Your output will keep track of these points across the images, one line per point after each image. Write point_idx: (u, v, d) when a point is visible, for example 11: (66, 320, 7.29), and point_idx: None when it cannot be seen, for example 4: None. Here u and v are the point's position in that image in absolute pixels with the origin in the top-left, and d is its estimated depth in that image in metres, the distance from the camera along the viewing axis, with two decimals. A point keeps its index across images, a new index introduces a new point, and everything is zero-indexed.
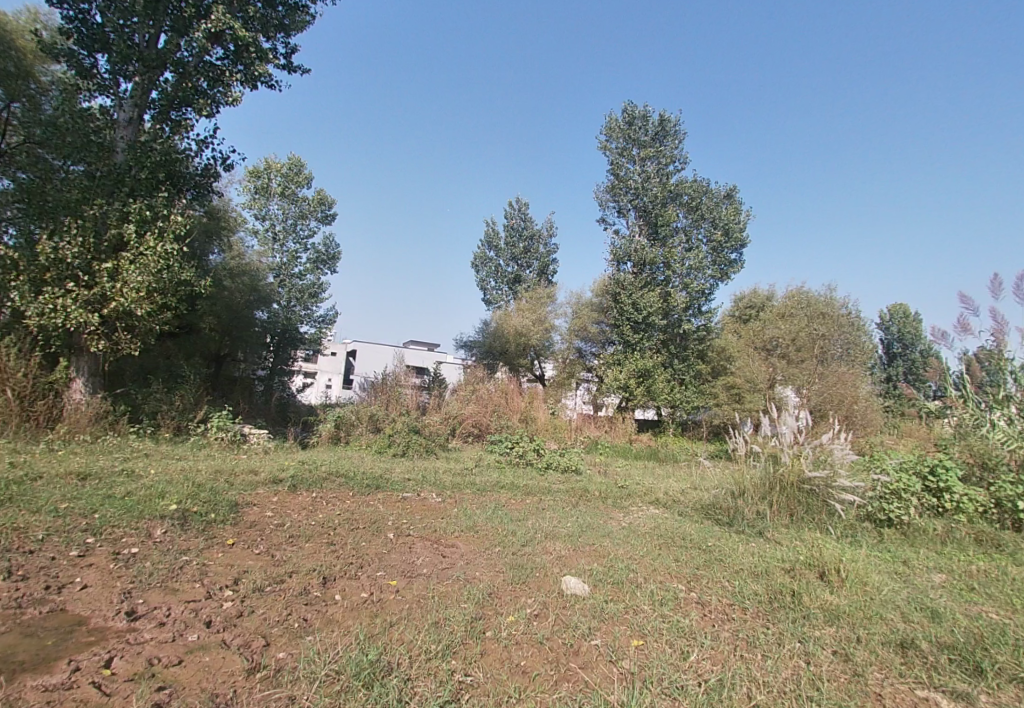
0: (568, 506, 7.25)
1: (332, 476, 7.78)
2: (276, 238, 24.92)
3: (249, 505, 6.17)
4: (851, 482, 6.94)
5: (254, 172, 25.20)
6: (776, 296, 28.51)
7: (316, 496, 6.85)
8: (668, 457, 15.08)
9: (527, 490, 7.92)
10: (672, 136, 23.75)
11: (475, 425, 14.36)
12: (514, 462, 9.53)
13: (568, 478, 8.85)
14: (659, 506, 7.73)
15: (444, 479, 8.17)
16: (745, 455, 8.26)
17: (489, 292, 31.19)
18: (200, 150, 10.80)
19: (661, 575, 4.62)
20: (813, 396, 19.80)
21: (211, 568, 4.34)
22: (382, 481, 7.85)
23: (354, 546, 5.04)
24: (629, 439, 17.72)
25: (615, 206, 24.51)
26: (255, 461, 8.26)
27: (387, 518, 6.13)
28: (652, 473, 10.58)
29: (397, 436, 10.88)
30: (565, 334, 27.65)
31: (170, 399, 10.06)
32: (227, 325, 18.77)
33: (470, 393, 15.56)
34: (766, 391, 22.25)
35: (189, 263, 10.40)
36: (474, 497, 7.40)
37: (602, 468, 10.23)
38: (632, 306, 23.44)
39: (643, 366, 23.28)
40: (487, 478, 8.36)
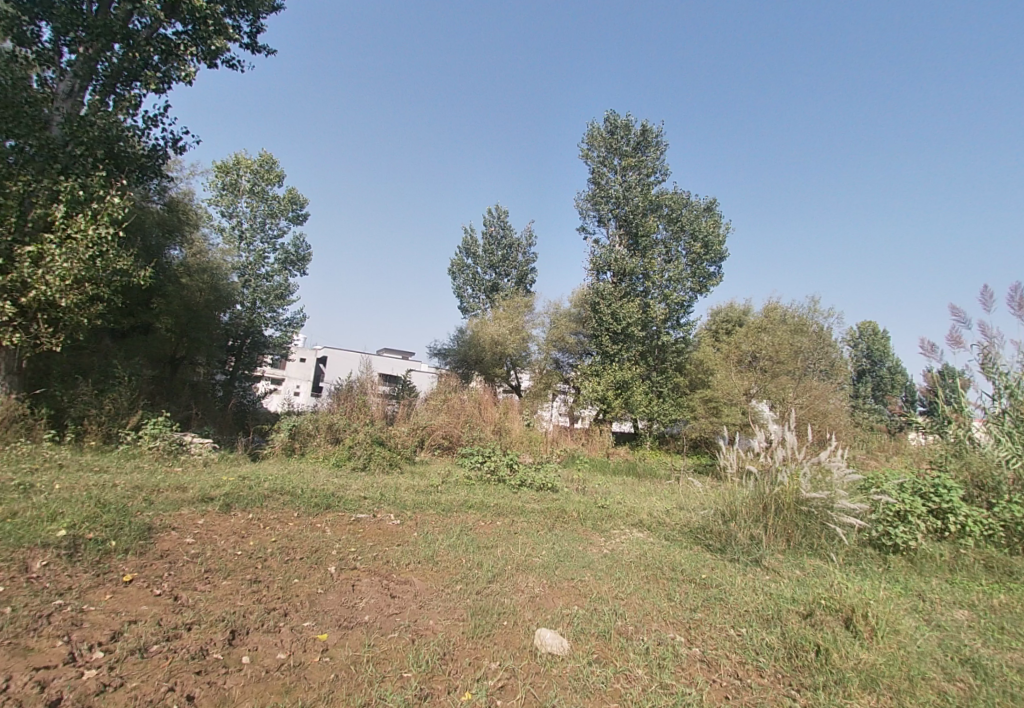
0: (543, 531, 6.43)
1: (276, 493, 6.83)
2: (242, 237, 23.66)
3: (166, 530, 5.21)
4: (853, 504, 6.32)
5: (222, 168, 23.98)
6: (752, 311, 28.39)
7: (253, 518, 5.91)
8: (647, 472, 14.40)
9: (498, 509, 7.11)
10: (654, 146, 23.38)
11: (445, 437, 13.13)
12: (485, 479, 8.66)
13: (543, 496, 8.04)
14: (643, 529, 6.99)
15: (405, 497, 7.29)
16: (737, 473, 7.60)
17: (466, 299, 30.34)
18: (148, 129, 9.77)
19: (654, 622, 3.84)
20: (792, 409, 19.51)
21: (88, 619, 3.41)
22: (336, 499, 6.91)
23: (283, 584, 4.13)
24: (606, 452, 17.03)
25: (596, 215, 24.07)
26: (188, 475, 7.24)
27: (332, 546, 5.22)
28: (634, 491, 9.85)
29: (357, 448, 9.94)
30: (542, 344, 27.00)
31: (101, 402, 8.96)
32: (183, 326, 17.46)
33: (441, 402, 14.67)
34: (741, 404, 21.96)
35: (127, 251, 9.35)
36: (437, 518, 6.54)
37: (580, 485, 9.46)
38: (611, 315, 22.97)
39: (621, 378, 22.79)
40: (454, 496, 7.49)
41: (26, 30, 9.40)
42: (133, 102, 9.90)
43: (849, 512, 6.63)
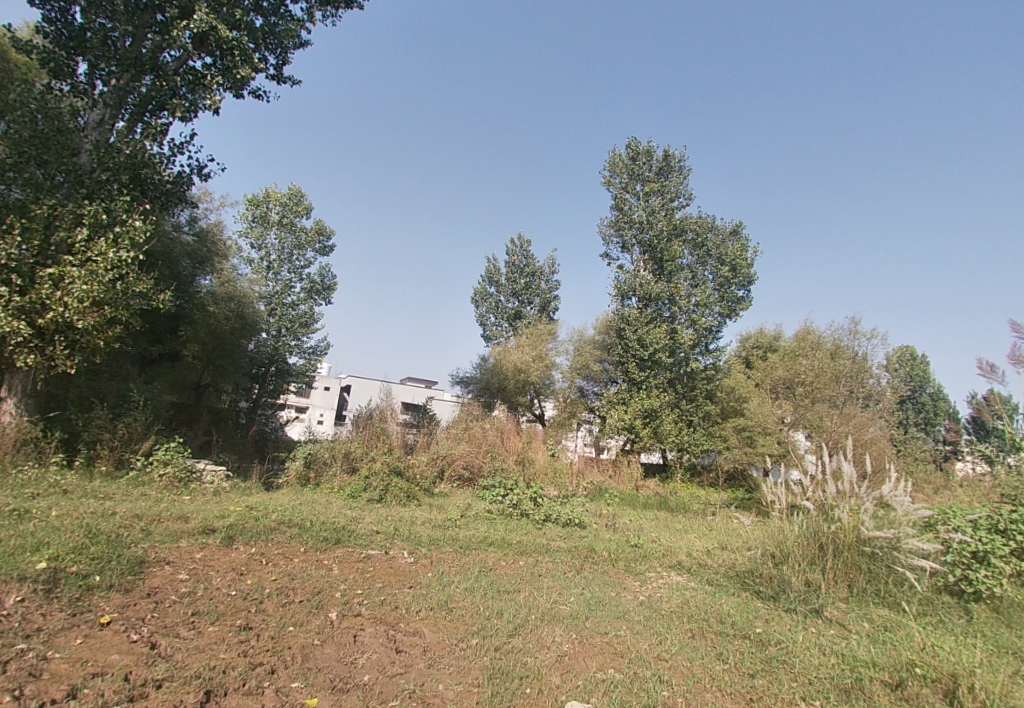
0: (571, 573, 5.80)
1: (283, 525, 6.38)
2: (270, 266, 23.93)
3: (159, 564, 4.79)
4: (924, 545, 5.56)
5: (253, 200, 24.42)
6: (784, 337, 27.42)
7: (255, 553, 5.47)
8: (680, 506, 13.55)
9: (521, 547, 6.51)
10: (677, 171, 23.13)
11: (466, 468, 12.61)
12: (507, 514, 8.05)
13: (570, 533, 7.40)
14: (682, 572, 6.30)
15: (421, 532, 6.77)
16: (786, 509, 6.87)
17: (489, 327, 30.07)
18: (173, 155, 9.84)
19: (707, 694, 3.21)
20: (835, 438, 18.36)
21: (49, 669, 2.98)
22: (347, 534, 6.41)
23: (275, 633, 3.64)
24: (635, 485, 16.18)
25: (619, 241, 23.68)
26: (194, 504, 6.85)
27: (337, 587, 4.72)
28: (669, 527, 9.08)
29: (373, 479, 9.48)
30: (566, 372, 26.43)
31: (114, 426, 8.73)
32: (209, 352, 17.43)
33: (462, 430, 14.18)
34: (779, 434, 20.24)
35: (146, 275, 9.29)
36: (454, 557, 5.99)
37: (610, 520, 8.75)
38: (637, 341, 22.28)
39: (649, 406, 21.98)
40: (472, 532, 6.93)
41: (63, 64, 9.68)
42: (159, 130, 10.03)
43: (919, 553, 5.86)
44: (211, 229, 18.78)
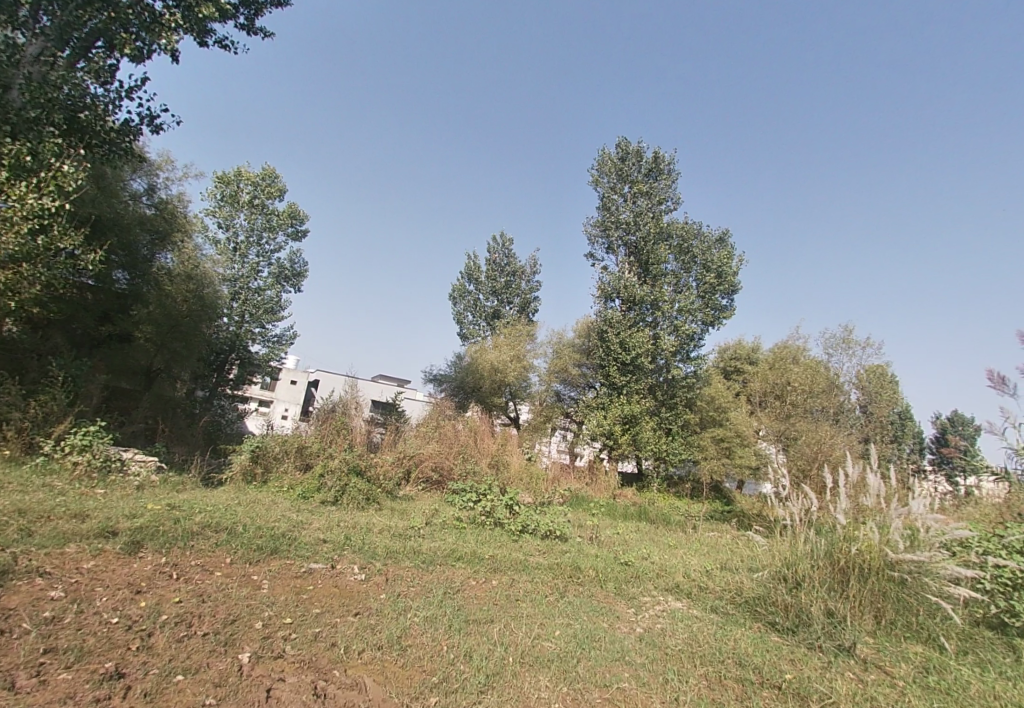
0: (554, 598, 4.87)
1: (209, 531, 5.27)
2: (236, 248, 22.38)
3: (30, 576, 3.70)
4: (964, 574, 4.85)
5: (222, 178, 22.96)
6: (762, 350, 27.11)
7: (166, 565, 4.42)
8: (659, 517, 12.75)
9: (494, 564, 5.54)
10: (666, 175, 22.51)
11: (434, 470, 11.50)
12: (477, 523, 7.06)
13: (552, 547, 6.44)
14: (681, 597, 5.43)
15: (376, 542, 5.74)
16: (800, 525, 6.12)
17: (465, 326, 29.00)
18: (120, 100, 8.68)
19: None
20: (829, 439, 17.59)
21: None
22: (289, 544, 5.35)
23: (150, 688, 2.68)
24: (612, 493, 15.35)
25: (605, 242, 22.97)
26: (103, 501, 5.69)
27: (263, 610, 3.78)
28: (656, 542, 8.20)
29: (329, 478, 8.41)
30: (544, 375, 25.60)
31: (25, 405, 7.48)
32: (167, 333, 16.07)
33: (432, 430, 13.13)
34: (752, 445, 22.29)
35: (77, 231, 8.09)
36: (416, 574, 5.01)
37: (592, 533, 7.81)
38: (620, 345, 21.55)
39: (629, 413, 21.22)
40: (437, 544, 5.91)
41: None
42: (104, 70, 8.81)
43: (952, 581, 5.16)
44: (176, 205, 17.45)
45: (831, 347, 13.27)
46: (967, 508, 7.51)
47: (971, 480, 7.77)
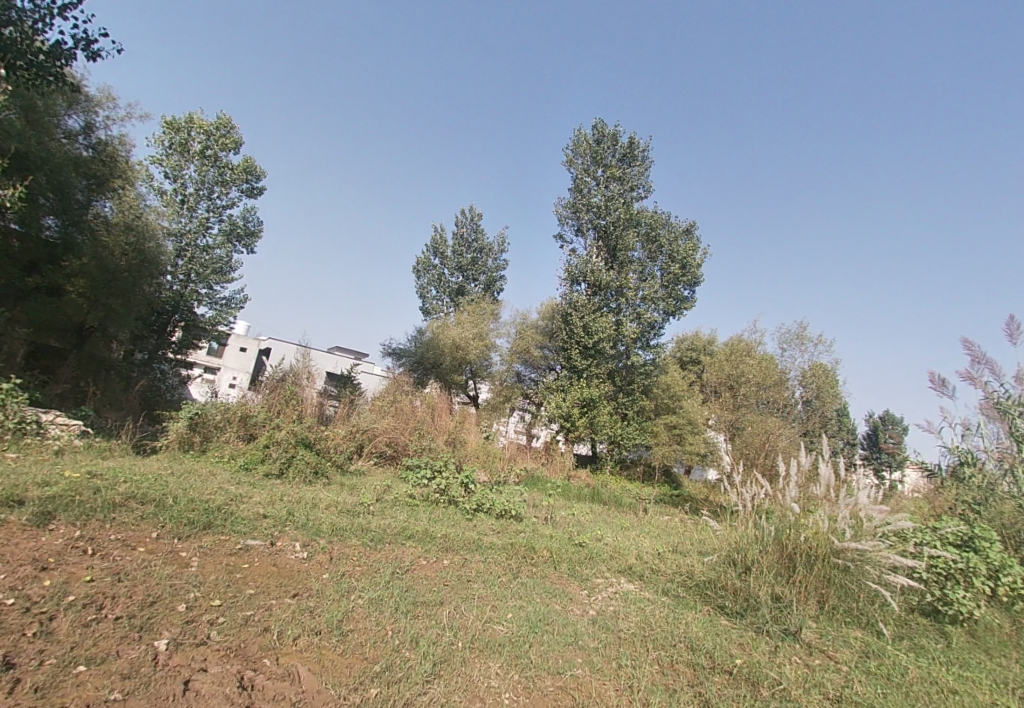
0: (506, 579, 4.69)
1: (133, 502, 4.83)
2: (185, 202, 20.96)
3: None
4: (908, 562, 4.96)
5: (171, 126, 21.35)
6: (718, 342, 27.73)
7: (79, 540, 4.03)
8: (612, 500, 12.86)
9: (446, 543, 5.31)
10: (639, 161, 22.38)
11: (388, 445, 11.14)
12: (430, 501, 6.81)
13: (506, 527, 6.27)
14: (633, 579, 5.36)
15: (321, 518, 5.40)
16: (753, 511, 6.16)
17: (428, 301, 28.39)
18: (50, 18, 7.71)
19: None
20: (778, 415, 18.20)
21: None
22: (224, 519, 4.97)
23: (43, 683, 2.36)
24: (567, 475, 15.41)
25: (575, 224, 22.79)
26: (12, 466, 5.14)
27: (190, 590, 3.45)
28: (609, 524, 8.17)
29: (275, 450, 7.97)
30: (505, 355, 25.40)
31: None
32: (104, 289, 14.89)
33: (388, 404, 12.74)
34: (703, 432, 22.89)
35: None
36: (361, 553, 4.73)
37: (548, 513, 7.70)
38: (583, 329, 21.54)
39: (588, 396, 21.33)
40: (386, 522, 5.63)
41: None
42: None
43: (893, 568, 5.28)
44: (119, 150, 16.12)
45: (787, 340, 13.56)
46: (906, 499, 7.80)
47: (911, 473, 8.06)
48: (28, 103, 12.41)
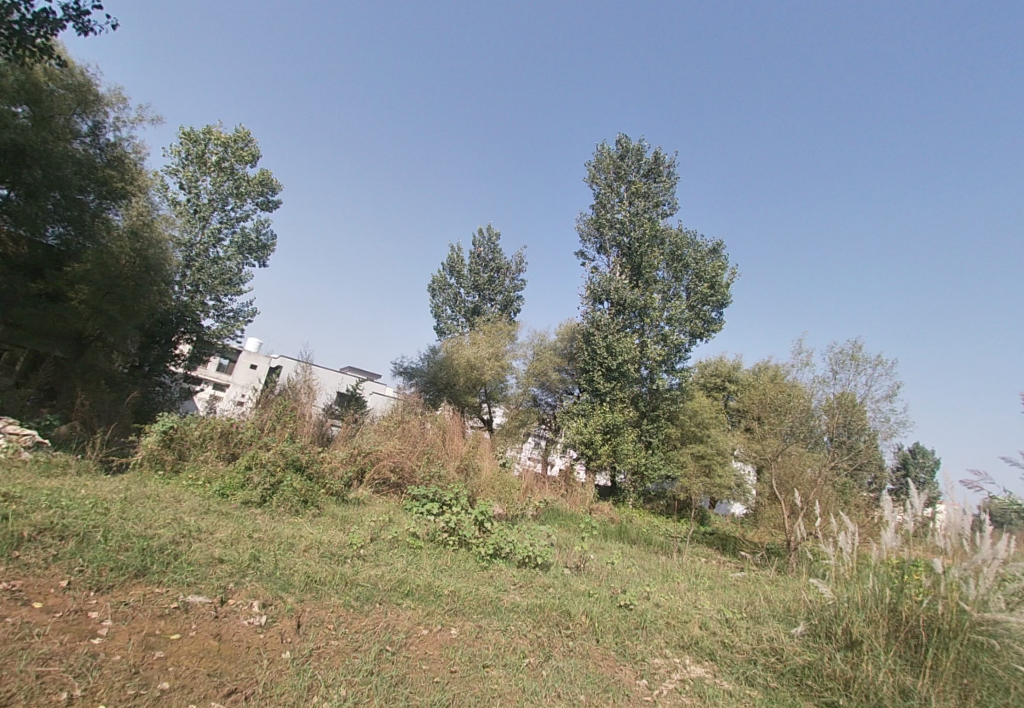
0: (535, 662, 3.44)
1: (48, 538, 3.81)
2: (197, 212, 20.43)
3: None
4: None
5: (189, 136, 21.02)
6: (746, 368, 26.17)
7: None
8: (643, 538, 11.40)
9: (454, 603, 4.07)
10: (665, 176, 21.36)
11: (393, 471, 9.90)
12: (436, 543, 5.56)
13: (529, 580, 4.98)
14: (698, 659, 4.06)
15: (294, 565, 4.22)
16: (850, 569, 4.82)
17: (443, 320, 27.46)
18: None
19: None
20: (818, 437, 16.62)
21: None
22: (165, 563, 3.93)
23: None
24: (589, 508, 13.97)
25: (597, 242, 21.80)
26: None
27: (70, 684, 2.50)
28: (650, 572, 6.81)
29: (259, 474, 6.83)
30: (521, 378, 24.20)
31: None
32: (111, 299, 14.04)
33: (395, 425, 11.57)
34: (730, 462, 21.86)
35: None
36: (341, 620, 3.53)
37: (578, 558, 6.38)
38: (606, 349, 20.35)
39: (611, 421, 19.95)
40: (378, 571, 4.39)
41: None
42: None
43: None
44: (133, 158, 15.70)
45: (838, 362, 12.17)
46: None
47: None
48: (35, 99, 11.86)
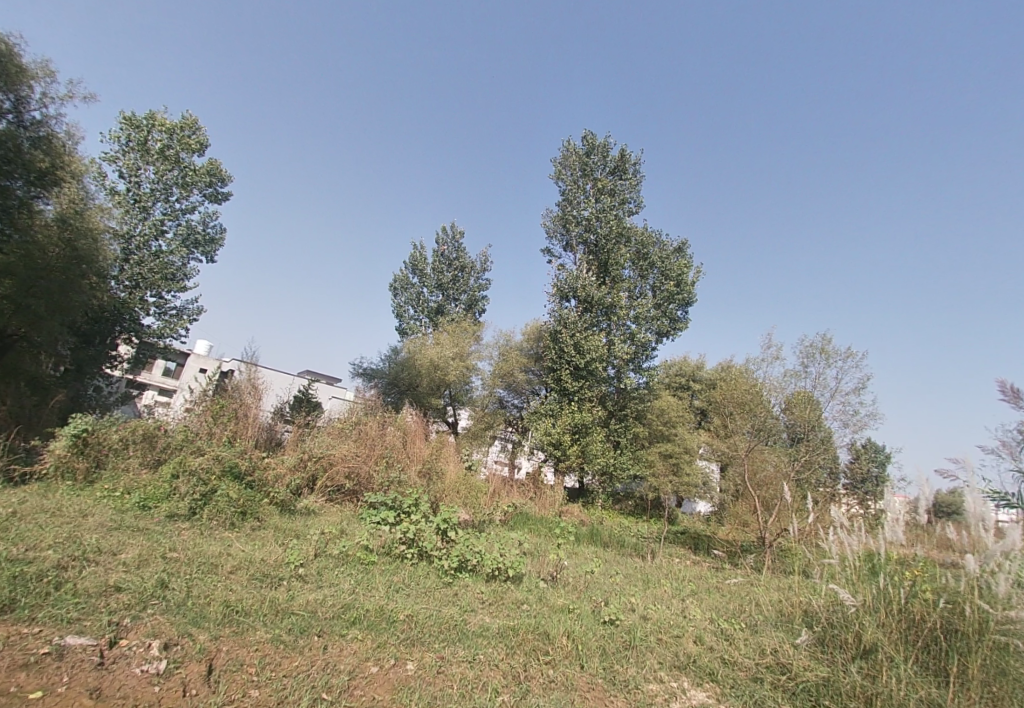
0: (511, 703, 2.81)
1: None
2: (138, 202, 18.98)
3: None
4: None
5: (129, 122, 19.55)
6: (710, 366, 26.29)
7: None
8: (615, 540, 10.93)
9: (412, 631, 3.40)
10: (631, 173, 21.15)
11: (347, 477, 9.11)
12: (392, 558, 4.86)
13: (500, 596, 4.36)
14: (699, 682, 3.51)
15: (214, 593, 3.46)
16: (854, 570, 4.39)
17: (405, 320, 26.58)
18: None
19: None
20: None
21: None
22: (42, 595, 3.12)
23: None
24: (559, 511, 13.44)
25: (563, 239, 21.39)
26: None
27: None
28: (629, 579, 6.27)
29: (188, 483, 5.96)
30: (487, 379, 23.54)
31: None
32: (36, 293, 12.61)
33: (351, 427, 10.73)
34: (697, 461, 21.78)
35: None
36: (265, 662, 2.82)
37: (551, 566, 5.79)
38: (573, 347, 19.91)
39: (580, 421, 19.47)
40: (321, 595, 3.67)
41: None
42: None
43: None
44: (65, 141, 14.31)
45: (808, 355, 12.05)
46: None
47: None
48: None
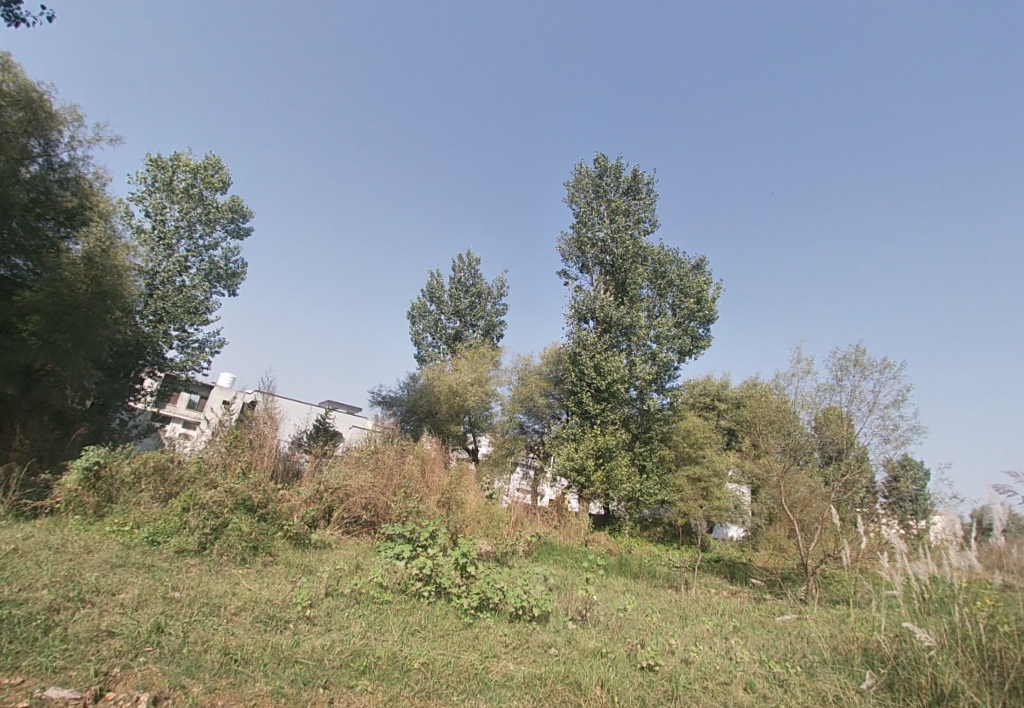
0: None
1: None
2: (163, 238, 19.47)
3: None
4: None
5: (155, 162, 20.22)
6: (736, 386, 25.59)
7: None
8: (645, 570, 10.38)
9: (428, 681, 3.06)
10: (645, 193, 21.02)
11: (364, 508, 8.82)
12: (408, 595, 4.54)
13: (524, 639, 3.99)
14: None
15: (214, 638, 3.17)
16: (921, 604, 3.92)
17: (424, 348, 26.54)
18: None
19: None
20: None
21: None
22: (28, 641, 2.88)
23: None
24: (585, 540, 12.91)
25: (579, 261, 21.26)
26: None
27: None
28: (664, 614, 5.81)
29: (199, 517, 5.74)
30: (507, 404, 23.20)
31: None
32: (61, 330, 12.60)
33: (368, 456, 10.48)
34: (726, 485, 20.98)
35: None
36: None
37: (578, 601, 5.38)
38: (594, 369, 19.54)
39: (603, 445, 18.94)
40: (329, 640, 3.37)
41: None
42: None
43: None
44: (92, 181, 14.75)
45: (841, 369, 11.52)
46: None
47: None
48: None
